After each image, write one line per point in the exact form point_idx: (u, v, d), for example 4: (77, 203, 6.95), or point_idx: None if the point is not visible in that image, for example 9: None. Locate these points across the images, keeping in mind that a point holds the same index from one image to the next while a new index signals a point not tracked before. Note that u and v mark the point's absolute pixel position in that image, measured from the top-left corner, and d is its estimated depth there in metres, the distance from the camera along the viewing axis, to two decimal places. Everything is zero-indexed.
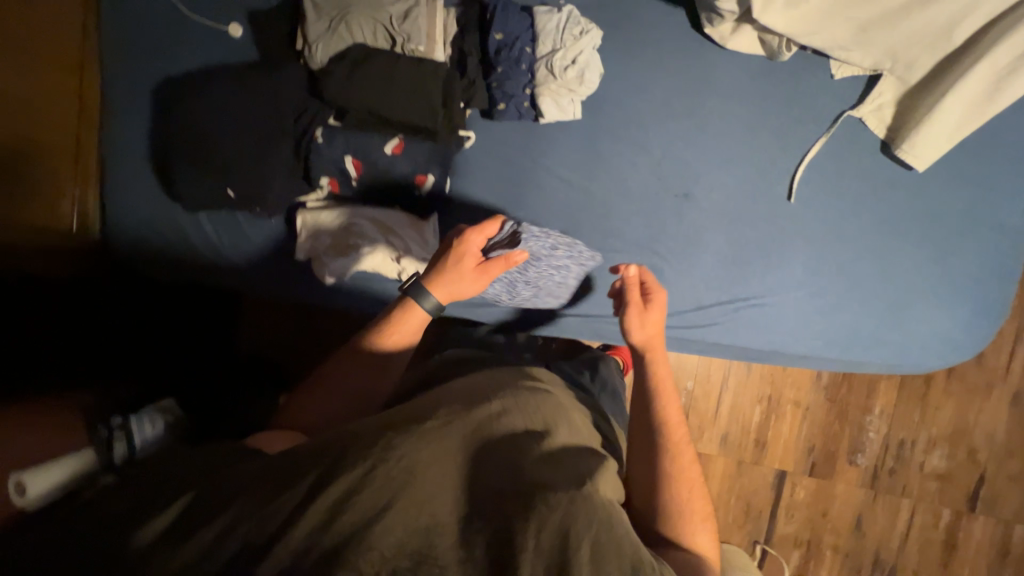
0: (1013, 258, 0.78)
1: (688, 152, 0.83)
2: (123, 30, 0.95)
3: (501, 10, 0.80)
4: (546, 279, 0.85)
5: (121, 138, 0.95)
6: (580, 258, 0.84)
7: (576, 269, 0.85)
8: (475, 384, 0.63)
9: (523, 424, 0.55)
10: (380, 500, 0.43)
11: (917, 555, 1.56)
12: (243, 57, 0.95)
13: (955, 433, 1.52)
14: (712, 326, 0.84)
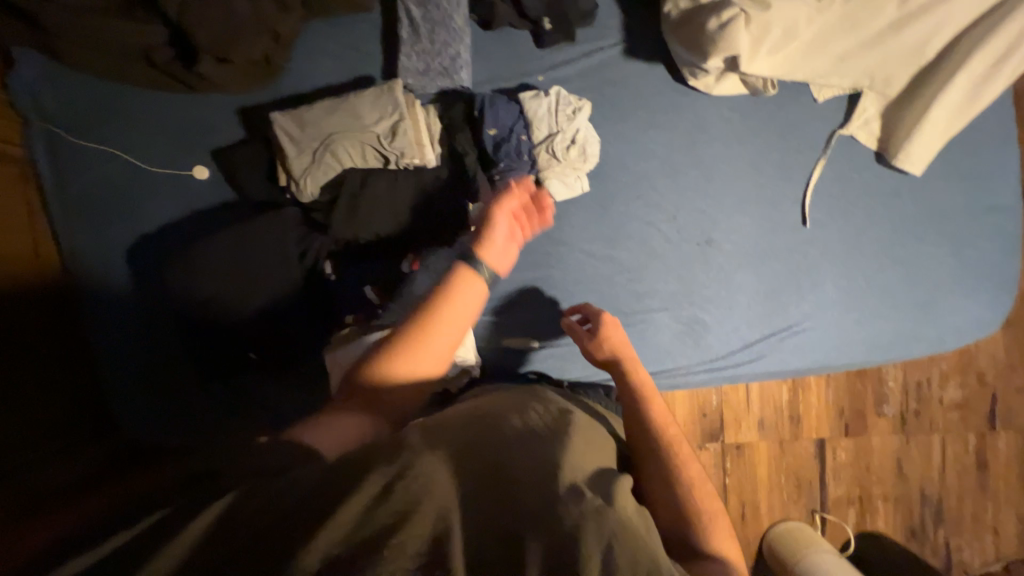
0: (1014, 234, 0.83)
1: (700, 199, 0.84)
2: (71, 196, 0.85)
3: (489, 105, 0.78)
4: (431, 7, 0.80)
5: (103, 311, 0.85)
6: None
7: None
8: (478, 407, 0.64)
9: (535, 437, 0.58)
10: (402, 509, 0.41)
11: (957, 481, 1.66)
12: (220, 200, 0.87)
13: (964, 362, 1.62)
14: (761, 359, 0.85)
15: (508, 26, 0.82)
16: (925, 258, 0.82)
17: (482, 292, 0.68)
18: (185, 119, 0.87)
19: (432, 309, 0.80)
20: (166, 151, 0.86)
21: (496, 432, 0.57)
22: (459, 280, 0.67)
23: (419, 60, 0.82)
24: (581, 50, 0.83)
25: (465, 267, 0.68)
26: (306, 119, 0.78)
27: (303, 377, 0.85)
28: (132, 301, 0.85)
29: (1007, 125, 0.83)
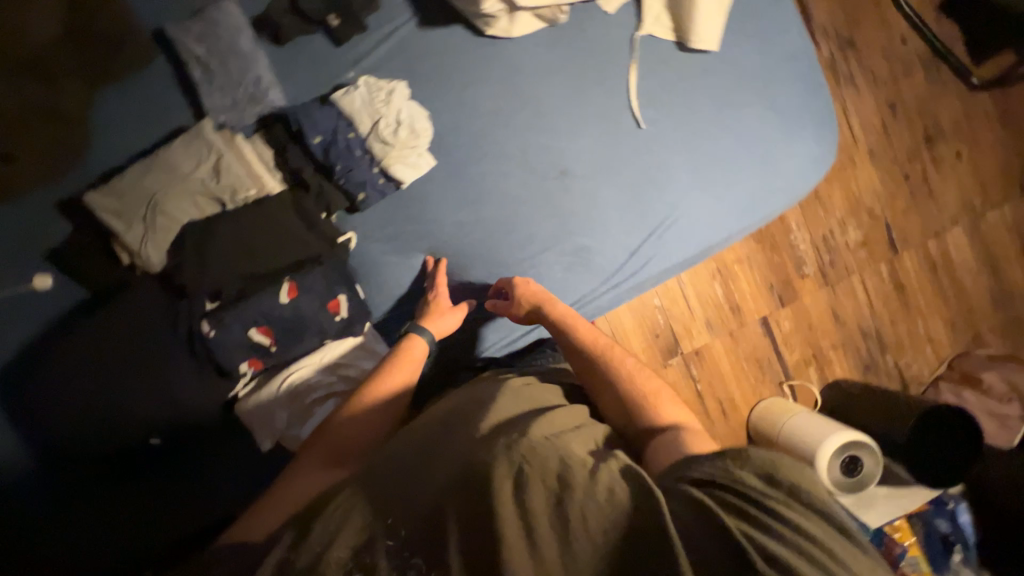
0: (815, 73, 0.92)
1: (541, 136, 0.87)
2: None
3: (305, 115, 0.78)
4: (215, 42, 0.78)
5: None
6: (209, 20, 0.78)
7: (214, 16, 0.78)
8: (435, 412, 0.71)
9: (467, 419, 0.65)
10: (327, 528, 0.55)
11: (886, 309, 1.82)
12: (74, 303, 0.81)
13: (853, 205, 1.78)
14: (651, 261, 0.90)
15: (299, 35, 0.82)
16: (751, 119, 0.89)
17: (421, 349, 0.80)
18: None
19: (328, 327, 0.80)
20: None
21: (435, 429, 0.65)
22: (403, 347, 0.80)
23: (224, 97, 0.79)
24: (378, 33, 0.83)
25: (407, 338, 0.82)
26: (122, 190, 0.74)
27: (226, 444, 0.81)
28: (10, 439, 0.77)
29: None
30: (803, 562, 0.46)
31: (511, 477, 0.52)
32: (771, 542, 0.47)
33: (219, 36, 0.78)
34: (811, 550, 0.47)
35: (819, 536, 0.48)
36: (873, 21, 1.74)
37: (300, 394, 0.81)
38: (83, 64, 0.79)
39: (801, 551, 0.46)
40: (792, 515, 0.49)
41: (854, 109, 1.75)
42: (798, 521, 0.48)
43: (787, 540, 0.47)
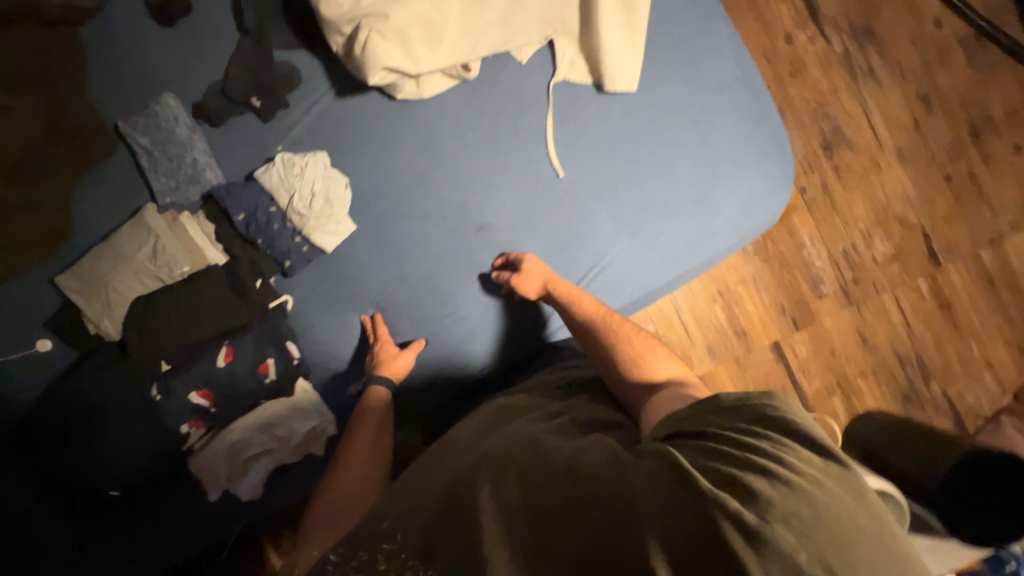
0: (755, 100, 0.84)
1: (458, 192, 0.87)
2: None
3: (230, 195, 0.85)
4: (158, 134, 0.87)
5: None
6: (152, 115, 0.87)
7: (156, 112, 0.87)
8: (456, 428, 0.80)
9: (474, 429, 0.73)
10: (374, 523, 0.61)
11: (928, 330, 1.58)
12: (54, 374, 0.90)
13: (879, 214, 1.57)
14: None
15: (230, 116, 0.88)
16: (682, 159, 0.83)
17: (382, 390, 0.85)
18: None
19: (260, 389, 0.87)
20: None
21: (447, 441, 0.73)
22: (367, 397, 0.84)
23: (168, 181, 0.87)
24: (301, 107, 0.88)
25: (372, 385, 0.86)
26: (81, 271, 0.85)
27: (177, 493, 0.89)
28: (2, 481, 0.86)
29: (705, 10, 0.85)
30: (757, 477, 0.50)
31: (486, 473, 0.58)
32: (725, 465, 0.52)
33: (161, 129, 0.87)
34: (762, 461, 0.51)
35: (767, 446, 0.53)
36: (896, 7, 1.54)
37: (237, 451, 0.86)
38: (59, 157, 0.88)
39: (755, 465, 0.51)
40: (746, 439, 0.54)
41: (877, 106, 1.55)
42: (751, 441, 0.54)
43: (740, 456, 0.52)
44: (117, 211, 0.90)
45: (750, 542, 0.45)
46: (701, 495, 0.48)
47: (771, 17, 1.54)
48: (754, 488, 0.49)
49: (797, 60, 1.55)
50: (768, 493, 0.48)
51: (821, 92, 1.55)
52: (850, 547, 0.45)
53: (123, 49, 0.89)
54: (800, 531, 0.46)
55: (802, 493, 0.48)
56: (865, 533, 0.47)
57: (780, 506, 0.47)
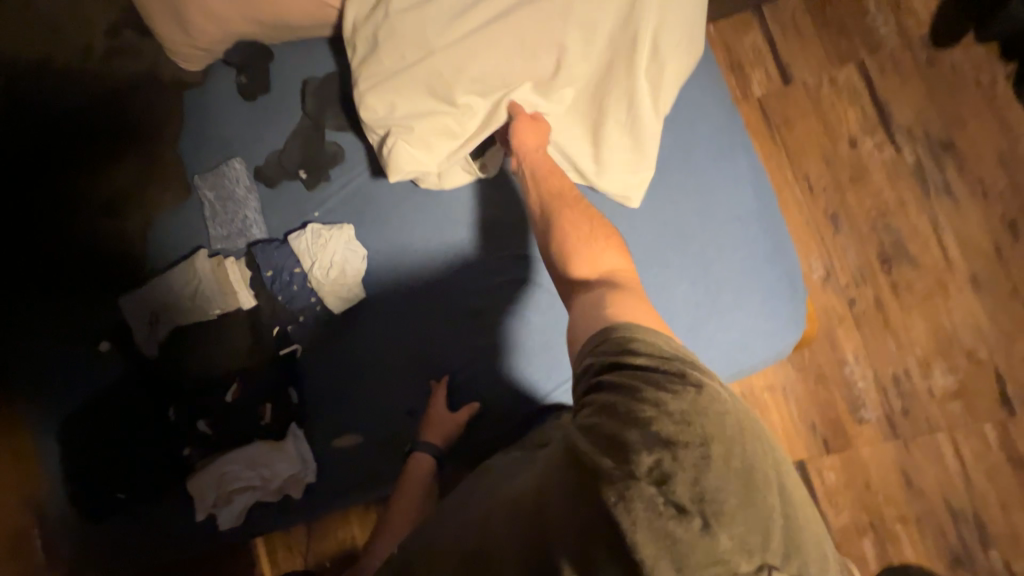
0: (767, 236, 0.83)
1: (462, 277, 0.96)
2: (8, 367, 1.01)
3: (265, 252, 0.96)
4: (223, 190, 1.02)
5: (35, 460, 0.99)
6: (220, 173, 1.02)
7: (224, 170, 1.02)
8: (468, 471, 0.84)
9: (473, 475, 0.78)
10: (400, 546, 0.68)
11: (991, 486, 1.36)
12: (96, 372, 1.01)
13: (941, 343, 1.40)
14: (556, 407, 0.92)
15: (281, 182, 1.01)
16: (681, 283, 0.81)
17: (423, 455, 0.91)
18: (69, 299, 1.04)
19: (256, 428, 0.96)
20: (59, 333, 1.03)
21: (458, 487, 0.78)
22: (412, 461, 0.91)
23: (222, 229, 1.01)
24: (340, 182, 0.99)
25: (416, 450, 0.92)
26: (137, 296, 1.00)
27: (163, 508, 0.97)
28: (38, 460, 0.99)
29: (727, 139, 0.85)
30: (635, 431, 0.50)
31: (459, 525, 0.63)
32: (608, 427, 0.52)
33: (226, 185, 1.02)
34: (634, 407, 0.52)
35: (641, 389, 0.54)
36: (984, 123, 1.41)
37: (225, 480, 0.95)
38: (144, 196, 1.04)
39: (633, 422, 0.51)
40: (623, 393, 0.54)
41: (950, 225, 1.41)
42: (629, 400, 0.53)
43: (618, 412, 0.53)
44: (175, 248, 1.04)
45: (640, 509, 0.45)
46: (593, 477, 0.48)
47: (834, 120, 1.47)
48: (636, 447, 0.49)
49: (860, 166, 1.46)
50: (648, 445, 0.48)
51: (884, 202, 1.44)
52: (728, 473, 0.48)
53: (211, 115, 1.05)
54: (684, 476, 0.46)
55: (673, 439, 0.49)
56: (738, 455, 0.49)
57: (664, 466, 0.47)
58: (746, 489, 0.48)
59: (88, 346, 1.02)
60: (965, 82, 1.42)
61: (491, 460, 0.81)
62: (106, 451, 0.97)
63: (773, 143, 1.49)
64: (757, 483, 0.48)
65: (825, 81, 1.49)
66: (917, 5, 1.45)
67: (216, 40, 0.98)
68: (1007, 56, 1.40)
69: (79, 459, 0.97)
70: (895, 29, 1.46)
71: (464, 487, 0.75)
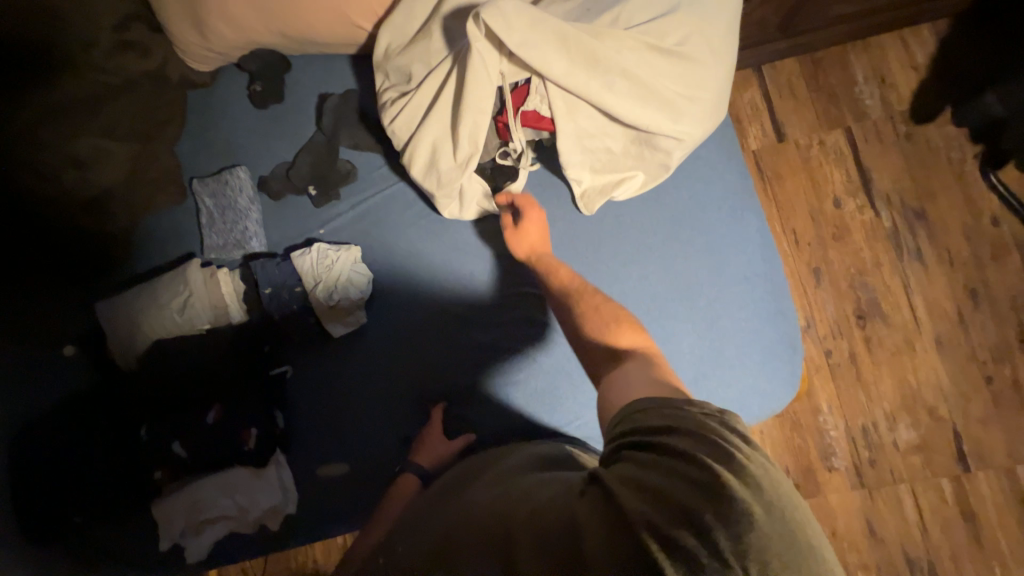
0: (774, 298, 0.84)
1: (467, 309, 0.94)
2: None
3: (263, 268, 0.92)
4: (222, 198, 0.97)
5: None
6: (221, 180, 0.97)
7: (224, 179, 0.97)
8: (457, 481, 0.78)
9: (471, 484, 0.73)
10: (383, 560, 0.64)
11: (945, 538, 1.43)
12: (62, 378, 0.95)
13: (907, 399, 1.48)
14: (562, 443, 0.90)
15: (287, 195, 0.98)
16: (686, 337, 0.83)
17: (409, 476, 0.87)
18: (36, 292, 0.95)
19: (236, 452, 0.90)
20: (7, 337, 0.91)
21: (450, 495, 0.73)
22: (398, 476, 0.88)
23: (219, 239, 0.96)
24: (349, 202, 0.97)
25: (405, 468, 0.88)
26: (117, 304, 0.93)
27: (128, 532, 0.90)
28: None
29: (740, 200, 0.86)
30: (678, 484, 0.46)
31: (473, 516, 0.58)
32: (652, 477, 0.48)
33: (226, 194, 0.97)
34: (681, 465, 0.48)
35: (688, 448, 0.49)
36: (953, 197, 1.52)
37: (198, 508, 0.89)
38: (136, 198, 1.00)
39: (675, 478, 0.47)
40: (669, 446, 0.50)
41: (919, 288, 1.51)
42: (677, 455, 0.49)
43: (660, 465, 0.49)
44: (167, 255, 1.01)
45: (680, 561, 0.41)
46: (630, 522, 0.45)
47: (822, 179, 1.56)
48: (683, 505, 0.45)
49: (842, 225, 1.55)
50: (694, 501, 0.44)
51: (862, 262, 1.53)
52: (781, 544, 0.43)
53: (218, 120, 1.02)
54: (731, 543, 0.42)
55: (723, 503, 0.44)
56: (802, 545, 0.44)
57: (710, 528, 0.43)
58: (796, 566, 0.42)
59: (47, 352, 0.95)
60: (938, 157, 1.54)
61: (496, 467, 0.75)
62: (63, 469, 0.89)
63: (765, 195, 1.57)
64: (808, 555, 0.43)
65: (815, 143, 1.58)
66: (899, 82, 1.57)
67: (233, 46, 0.95)
68: (975, 138, 1.52)
69: (25, 480, 0.87)
70: (879, 102, 1.57)
71: (476, 484, 0.71)
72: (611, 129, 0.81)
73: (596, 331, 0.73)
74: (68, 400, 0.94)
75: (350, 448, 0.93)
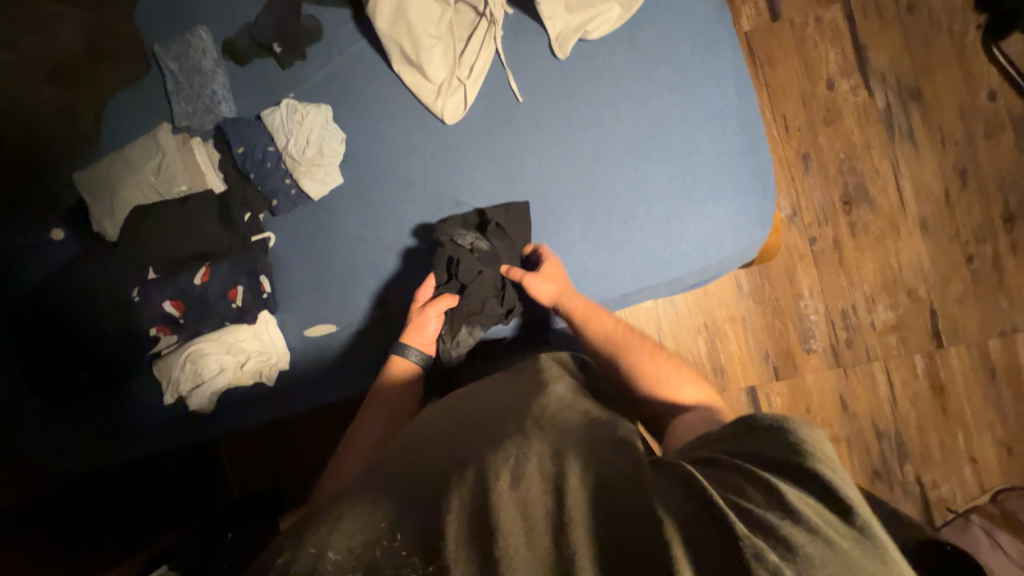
0: (748, 132, 0.83)
1: (444, 169, 0.91)
2: None
3: (235, 128, 0.91)
4: (187, 62, 0.94)
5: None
6: (184, 43, 0.94)
7: (187, 42, 0.94)
8: (436, 415, 0.73)
9: (446, 429, 0.66)
10: (350, 510, 0.53)
11: (913, 410, 1.51)
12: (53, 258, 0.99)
13: (887, 281, 1.51)
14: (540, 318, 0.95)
15: (254, 59, 0.95)
16: (660, 178, 0.84)
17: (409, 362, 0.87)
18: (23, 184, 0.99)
19: (227, 312, 0.93)
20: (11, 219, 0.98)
21: (420, 442, 0.65)
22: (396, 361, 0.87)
23: (188, 105, 0.94)
24: (316, 61, 0.94)
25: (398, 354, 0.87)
26: (94, 174, 0.93)
27: (140, 388, 0.97)
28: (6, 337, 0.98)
29: (717, 35, 0.83)
30: (783, 516, 0.48)
31: (505, 471, 0.53)
32: (753, 507, 0.49)
33: (190, 59, 0.94)
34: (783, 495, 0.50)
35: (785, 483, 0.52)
36: (951, 73, 1.46)
37: (195, 364, 0.93)
38: (99, 69, 0.97)
39: (745, 493, 0.51)
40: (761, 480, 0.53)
41: (908, 170, 1.49)
42: (750, 471, 0.54)
43: (763, 494, 0.51)
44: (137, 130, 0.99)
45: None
46: (713, 516, 0.47)
47: (816, 61, 1.50)
48: (790, 534, 0.46)
49: (835, 109, 1.50)
50: (802, 536, 0.46)
51: (852, 145, 1.50)
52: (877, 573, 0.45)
53: None
54: (821, 559, 0.44)
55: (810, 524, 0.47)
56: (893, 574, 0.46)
57: (804, 545, 0.45)
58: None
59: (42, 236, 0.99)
60: (939, 29, 1.46)
61: (489, 397, 0.72)
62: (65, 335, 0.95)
63: (756, 82, 1.52)
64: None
65: (811, 20, 1.50)
66: None
67: None
68: (980, 5, 1.44)
69: (42, 343, 0.95)
70: None
71: (461, 423, 0.67)
72: None
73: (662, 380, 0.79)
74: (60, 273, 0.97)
75: (336, 310, 0.96)
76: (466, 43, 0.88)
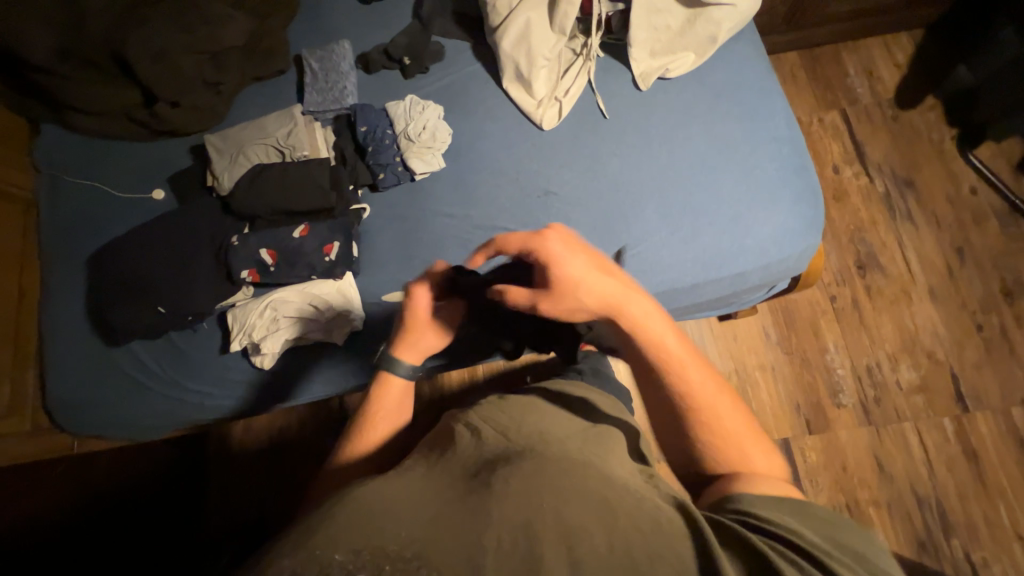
0: (799, 156, 1.00)
1: (536, 164, 1.04)
2: (78, 207, 1.13)
3: (362, 112, 1.06)
4: (328, 62, 1.13)
5: (91, 281, 1.06)
6: (329, 49, 1.14)
7: (331, 48, 1.14)
8: (464, 429, 0.65)
9: (473, 446, 0.60)
10: (354, 516, 0.47)
11: (950, 476, 1.49)
12: (156, 215, 1.12)
13: (907, 342, 1.60)
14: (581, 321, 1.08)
15: (384, 69, 1.14)
16: (727, 184, 0.98)
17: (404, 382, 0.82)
18: (157, 155, 1.16)
19: (317, 264, 0.98)
20: (133, 182, 1.14)
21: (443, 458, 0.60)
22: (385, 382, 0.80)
23: (320, 94, 1.10)
24: (436, 75, 1.13)
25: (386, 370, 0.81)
26: (226, 138, 1.07)
27: (217, 333, 1.03)
28: (93, 280, 1.06)
29: (769, 84, 1.04)
30: None
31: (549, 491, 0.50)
32: None
33: (331, 60, 1.13)
34: None
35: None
36: (936, 170, 1.74)
37: (275, 312, 0.96)
38: (247, 62, 1.15)
39: None
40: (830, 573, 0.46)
41: (911, 244, 1.68)
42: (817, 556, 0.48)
43: None
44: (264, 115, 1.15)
45: None
46: None
47: (821, 150, 1.78)
48: None
49: (841, 189, 1.74)
50: None
51: (860, 220, 1.71)
52: None
53: (327, 12, 1.22)
54: None
55: None
56: None
57: None
58: None
59: (145, 195, 1.13)
60: (921, 136, 1.77)
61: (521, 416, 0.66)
62: (148, 273, 1.00)
63: None
64: None
65: (815, 120, 1.81)
66: (885, 76, 1.84)
67: None
68: (951, 122, 1.77)
69: (126, 281, 1.00)
70: (869, 90, 1.83)
71: (492, 432, 0.62)
72: (671, 9, 1.02)
73: (735, 459, 0.63)
74: (159, 220, 1.04)
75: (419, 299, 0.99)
76: (565, 71, 1.08)
